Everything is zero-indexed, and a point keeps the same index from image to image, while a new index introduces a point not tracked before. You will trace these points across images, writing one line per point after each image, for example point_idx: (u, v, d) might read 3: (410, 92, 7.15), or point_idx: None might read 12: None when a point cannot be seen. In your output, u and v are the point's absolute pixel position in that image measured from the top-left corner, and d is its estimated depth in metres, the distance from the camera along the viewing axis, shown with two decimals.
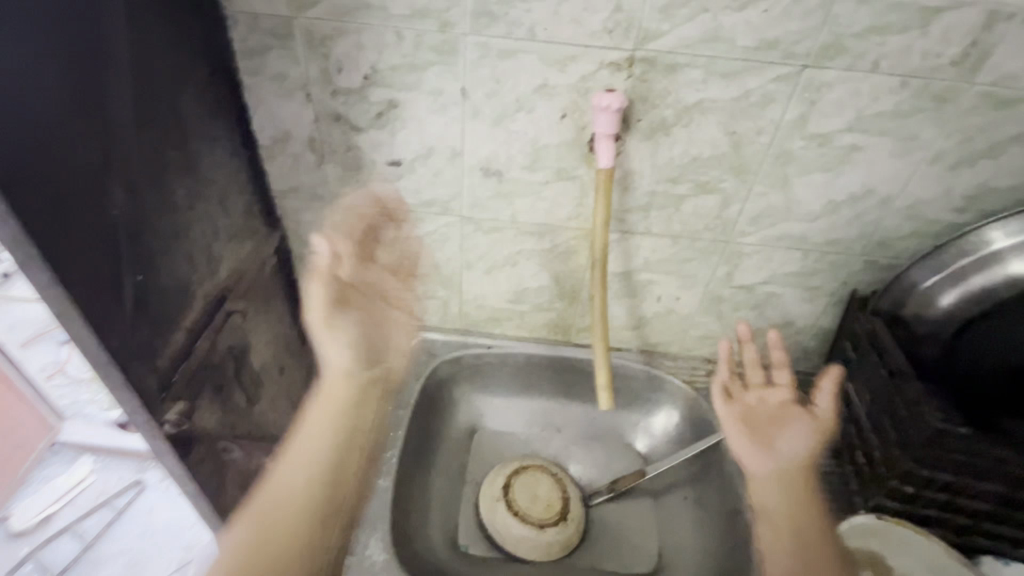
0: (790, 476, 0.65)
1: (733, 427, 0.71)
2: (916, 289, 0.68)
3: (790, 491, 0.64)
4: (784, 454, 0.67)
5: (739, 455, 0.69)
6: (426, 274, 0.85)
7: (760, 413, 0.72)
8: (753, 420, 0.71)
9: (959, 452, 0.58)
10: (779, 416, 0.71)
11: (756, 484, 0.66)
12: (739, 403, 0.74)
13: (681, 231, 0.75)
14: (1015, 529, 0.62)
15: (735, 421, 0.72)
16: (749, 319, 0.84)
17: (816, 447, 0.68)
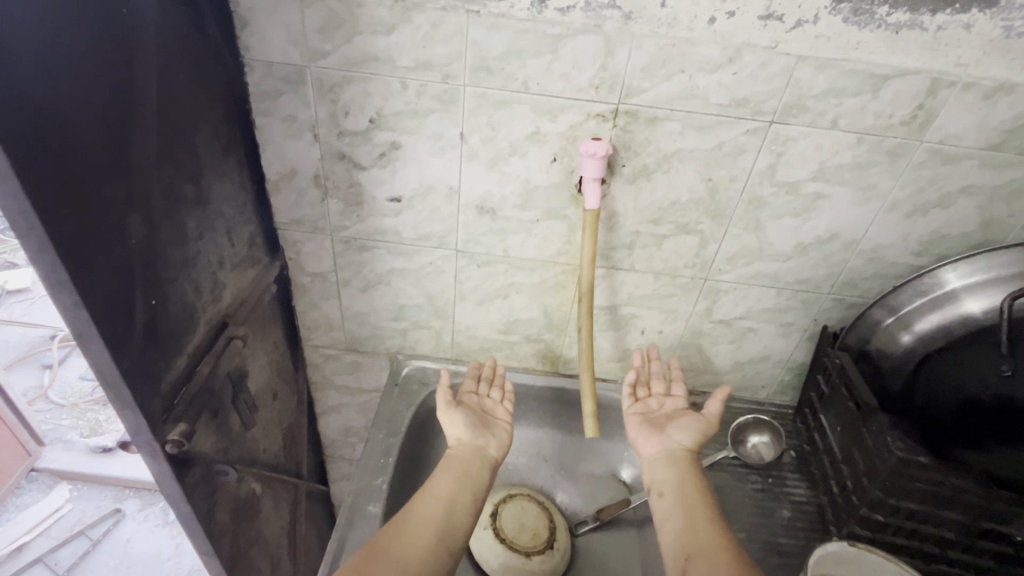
0: (677, 461, 0.69)
1: (632, 422, 0.77)
2: (879, 327, 0.74)
3: (674, 470, 0.68)
4: (671, 443, 0.71)
5: (637, 445, 0.74)
6: (420, 304, 0.88)
7: (656, 412, 0.78)
8: (651, 418, 0.77)
9: (920, 480, 0.62)
10: (671, 413, 0.76)
11: (649, 469, 0.70)
12: (641, 404, 0.80)
13: (663, 268, 0.79)
14: (978, 557, 0.65)
15: (635, 416, 0.78)
16: (728, 352, 0.89)
17: (702, 439, 0.71)
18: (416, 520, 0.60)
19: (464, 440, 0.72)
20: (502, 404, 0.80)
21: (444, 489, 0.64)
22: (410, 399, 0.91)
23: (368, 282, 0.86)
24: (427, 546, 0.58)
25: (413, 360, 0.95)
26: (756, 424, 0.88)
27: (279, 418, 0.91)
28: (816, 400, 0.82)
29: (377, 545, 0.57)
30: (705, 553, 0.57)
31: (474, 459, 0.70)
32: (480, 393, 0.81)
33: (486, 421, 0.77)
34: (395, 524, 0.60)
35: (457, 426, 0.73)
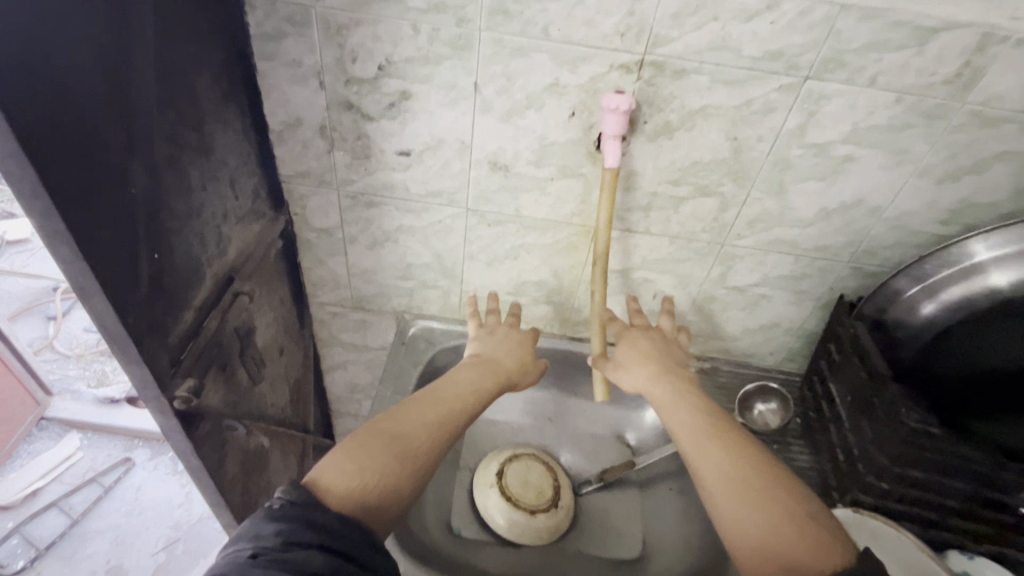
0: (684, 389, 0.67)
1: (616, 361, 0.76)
2: (899, 298, 0.72)
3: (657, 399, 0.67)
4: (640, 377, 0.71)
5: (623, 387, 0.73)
6: (428, 262, 0.87)
7: (641, 338, 0.76)
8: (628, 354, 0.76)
9: (930, 450, 0.61)
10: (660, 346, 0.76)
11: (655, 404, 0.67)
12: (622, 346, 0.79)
13: (679, 232, 0.77)
14: (980, 525, 0.66)
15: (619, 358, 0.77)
16: (740, 318, 0.88)
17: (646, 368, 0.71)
18: (448, 391, 0.62)
19: (489, 356, 0.71)
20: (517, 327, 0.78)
21: (467, 381, 0.64)
22: (417, 359, 0.90)
23: (376, 239, 0.84)
24: (440, 394, 0.61)
25: (420, 319, 0.94)
26: (762, 392, 0.87)
27: (285, 374, 0.91)
28: (826, 369, 0.82)
29: (362, 442, 0.52)
30: (711, 478, 0.54)
31: (492, 373, 0.68)
32: (491, 319, 0.78)
33: (504, 346, 0.74)
34: (398, 413, 0.57)
35: (483, 347, 0.73)
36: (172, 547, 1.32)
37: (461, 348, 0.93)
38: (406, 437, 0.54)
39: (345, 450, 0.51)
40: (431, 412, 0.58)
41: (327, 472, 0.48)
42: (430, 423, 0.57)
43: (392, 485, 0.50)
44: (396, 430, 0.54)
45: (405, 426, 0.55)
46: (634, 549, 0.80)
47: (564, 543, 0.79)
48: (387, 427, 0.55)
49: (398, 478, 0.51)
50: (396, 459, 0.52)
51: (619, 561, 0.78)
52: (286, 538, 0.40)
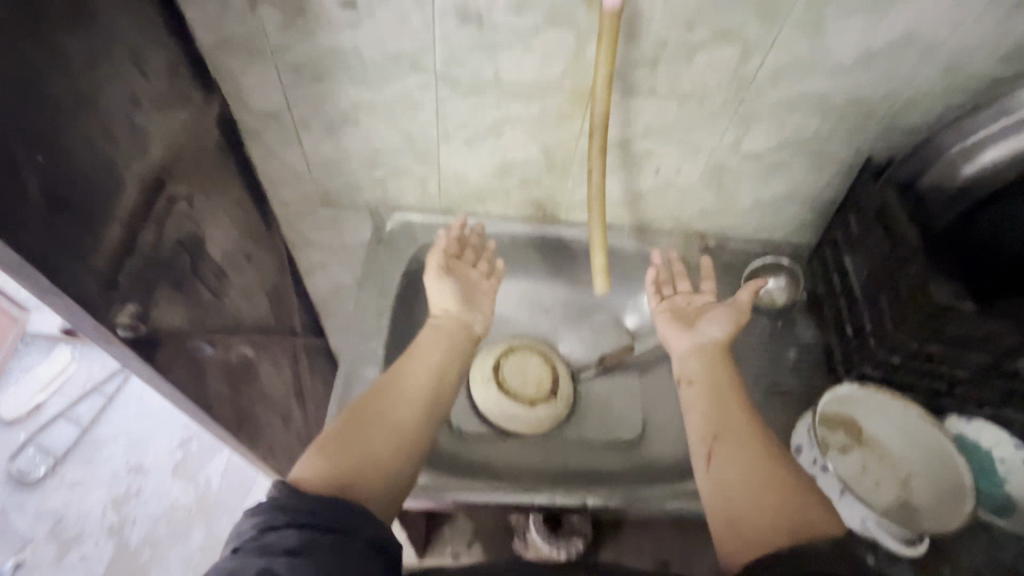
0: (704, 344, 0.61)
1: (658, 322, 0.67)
2: (938, 158, 0.63)
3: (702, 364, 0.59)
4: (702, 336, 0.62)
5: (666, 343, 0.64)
6: (398, 147, 0.75)
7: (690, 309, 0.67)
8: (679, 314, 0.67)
9: (954, 326, 0.57)
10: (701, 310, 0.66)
11: (677, 360, 0.62)
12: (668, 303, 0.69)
13: (690, 91, 0.65)
14: (986, 393, 0.65)
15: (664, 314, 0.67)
16: (752, 190, 0.79)
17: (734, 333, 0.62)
18: (425, 357, 0.56)
19: (457, 309, 0.64)
20: (488, 280, 0.69)
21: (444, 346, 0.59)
22: (399, 257, 0.82)
23: (332, 121, 0.71)
24: (413, 367, 0.55)
25: (397, 212, 0.85)
26: (772, 267, 0.82)
27: (259, 280, 0.84)
28: (841, 241, 0.75)
29: (348, 434, 0.48)
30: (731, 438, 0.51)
31: (465, 332, 0.62)
32: (466, 261, 0.70)
33: (472, 294, 0.67)
34: (377, 395, 0.52)
35: (450, 294, 0.64)
36: (186, 445, 1.37)
37: None
38: (393, 422, 0.50)
39: (334, 443, 0.47)
40: (412, 389, 0.53)
41: (311, 474, 0.44)
42: (416, 402, 0.52)
43: (396, 472, 0.48)
44: (381, 416, 0.50)
45: (392, 408, 0.51)
46: (634, 429, 0.80)
47: (565, 430, 0.79)
48: (373, 411, 0.50)
49: (401, 462, 0.48)
50: (392, 448, 0.48)
51: (619, 441, 0.78)
52: (264, 526, 0.38)
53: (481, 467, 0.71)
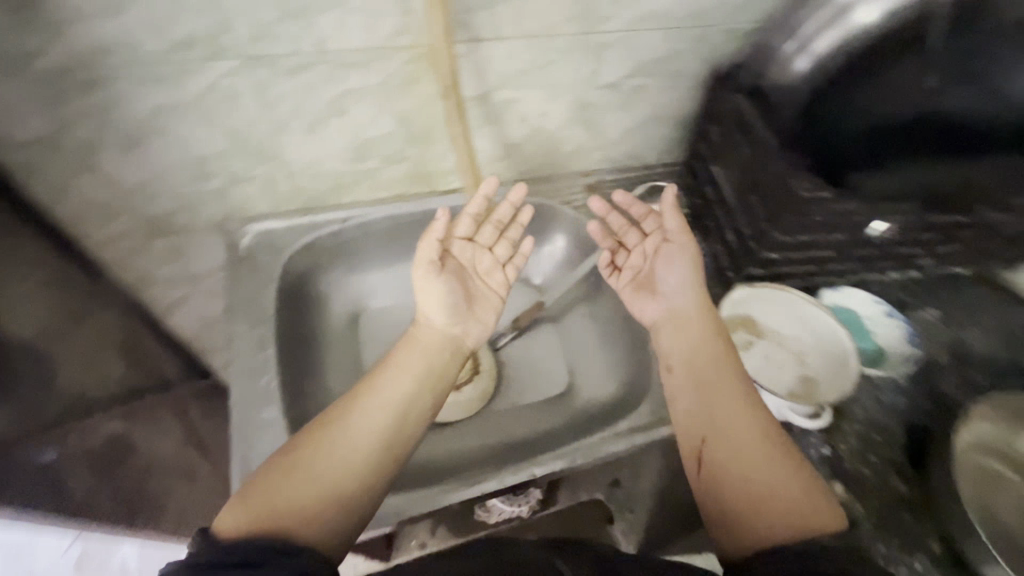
0: (676, 310, 0.60)
1: (625, 296, 0.66)
2: (775, 57, 0.65)
3: (685, 333, 0.58)
4: (670, 294, 0.62)
5: (642, 319, 0.64)
6: (227, 150, 0.63)
7: (647, 264, 0.66)
8: (642, 278, 0.66)
9: (818, 215, 0.61)
10: (655, 257, 0.65)
11: (654, 331, 0.62)
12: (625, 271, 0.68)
13: (536, 29, 0.61)
14: (847, 263, 0.72)
15: (629, 286, 0.66)
16: (619, 120, 0.78)
17: (696, 265, 0.61)
18: (389, 384, 0.49)
19: (445, 317, 0.57)
20: (504, 268, 0.65)
21: (415, 365, 0.52)
22: (268, 273, 0.72)
23: (130, 136, 0.58)
24: (376, 393, 0.49)
25: (251, 223, 0.74)
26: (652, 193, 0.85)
27: (101, 343, 0.70)
28: (707, 153, 0.77)
29: (277, 477, 0.43)
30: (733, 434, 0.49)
31: (445, 347, 0.55)
32: (482, 243, 0.65)
33: (474, 292, 0.61)
34: (327, 426, 0.46)
35: (443, 296, 0.57)
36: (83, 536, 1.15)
37: (317, 243, 0.75)
38: (343, 459, 0.45)
39: (259, 486, 0.43)
40: (368, 418, 0.47)
41: (233, 518, 0.40)
42: (372, 433, 0.46)
43: (339, 514, 0.43)
44: (329, 449, 0.45)
45: (336, 446, 0.45)
46: (562, 382, 0.80)
47: (497, 403, 0.77)
48: (310, 449, 0.45)
49: (347, 502, 0.43)
50: (335, 485, 0.43)
51: (551, 398, 0.78)
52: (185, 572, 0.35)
53: (421, 471, 0.68)
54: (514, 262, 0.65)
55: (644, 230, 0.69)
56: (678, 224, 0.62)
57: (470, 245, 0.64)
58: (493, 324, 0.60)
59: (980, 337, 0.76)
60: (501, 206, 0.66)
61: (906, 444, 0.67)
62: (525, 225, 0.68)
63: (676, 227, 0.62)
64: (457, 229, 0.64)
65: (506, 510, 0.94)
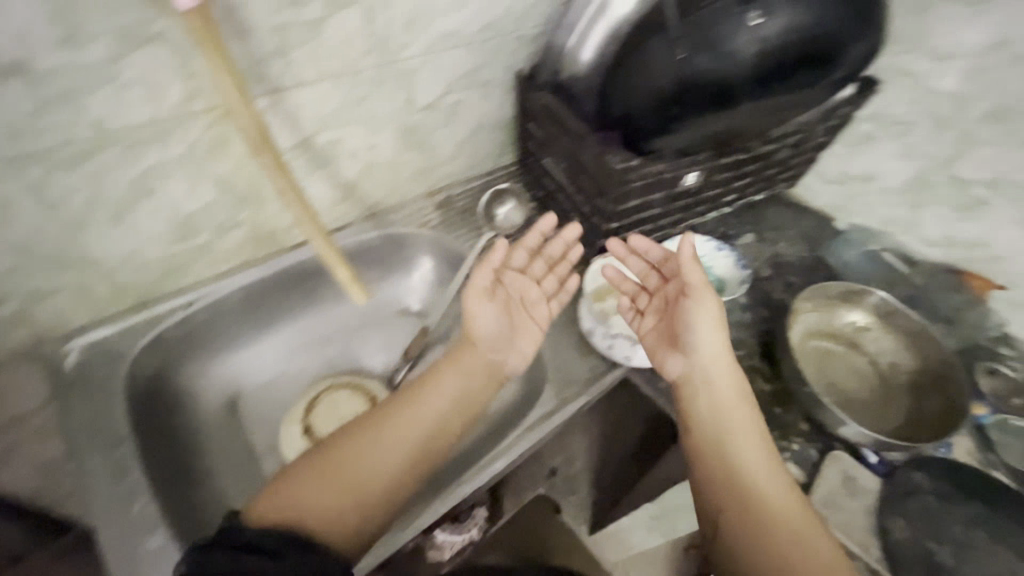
0: (700, 371, 0.63)
1: (648, 341, 0.69)
2: (563, 51, 0.71)
3: (715, 384, 0.62)
4: (691, 349, 0.64)
5: (662, 366, 0.67)
6: (14, 266, 0.54)
7: (665, 313, 0.68)
8: (661, 326, 0.68)
9: (636, 180, 0.68)
10: (675, 308, 0.67)
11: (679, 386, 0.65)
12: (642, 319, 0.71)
13: (337, 68, 0.60)
14: (674, 214, 0.82)
15: (654, 332, 0.69)
16: (447, 136, 0.80)
17: (717, 320, 0.63)
18: (419, 408, 0.62)
19: (487, 341, 0.67)
20: (548, 301, 0.73)
21: (443, 398, 0.63)
22: (108, 387, 0.63)
23: None
24: (409, 414, 0.61)
25: (74, 337, 0.65)
26: (497, 198, 0.85)
27: None
28: (535, 147, 0.83)
29: (314, 477, 0.55)
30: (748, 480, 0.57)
31: (483, 375, 0.66)
32: (532, 273, 0.73)
33: (518, 316, 0.71)
34: (365, 439, 0.58)
35: (491, 319, 0.67)
36: None
37: (162, 337, 0.68)
38: (373, 472, 0.57)
39: (295, 484, 0.54)
40: (397, 438, 0.59)
41: (270, 510, 0.52)
42: (399, 453, 0.59)
43: (361, 520, 0.55)
44: (363, 460, 0.57)
45: (366, 457, 0.57)
46: None
47: None
48: (344, 456, 0.57)
49: (361, 510, 0.55)
50: (362, 493, 0.55)
51: None
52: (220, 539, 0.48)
53: None
54: (564, 288, 0.74)
55: (663, 272, 0.71)
56: (698, 277, 0.63)
57: (514, 275, 0.72)
58: (530, 353, 0.69)
59: (787, 247, 0.91)
60: (552, 244, 0.75)
61: (762, 351, 0.77)
62: (575, 263, 0.75)
63: (694, 279, 0.63)
64: (510, 261, 0.73)
65: (458, 541, 0.93)
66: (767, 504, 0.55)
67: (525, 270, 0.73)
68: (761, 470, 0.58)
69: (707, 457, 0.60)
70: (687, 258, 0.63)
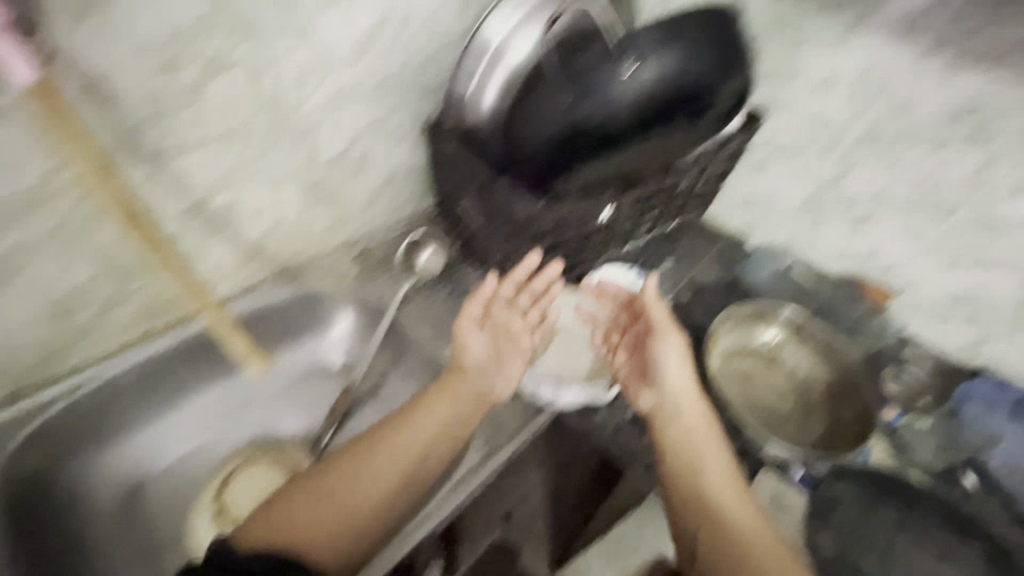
0: (669, 402, 0.67)
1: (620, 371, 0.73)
2: (466, 99, 0.72)
3: (686, 407, 0.66)
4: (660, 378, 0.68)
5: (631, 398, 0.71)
6: None
7: (635, 348, 0.73)
8: (632, 360, 0.73)
9: (548, 220, 0.68)
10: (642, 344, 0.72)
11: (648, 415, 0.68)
12: (614, 355, 0.75)
13: (225, 128, 0.58)
14: (594, 249, 0.82)
15: (626, 364, 0.73)
16: (359, 187, 0.78)
17: (683, 355, 0.68)
18: (412, 433, 0.63)
19: (475, 368, 0.70)
20: (533, 333, 0.74)
21: (434, 423, 0.64)
22: None
23: None
24: (400, 441, 0.62)
25: None
26: (416, 244, 0.83)
27: None
28: (451, 191, 0.82)
29: (310, 499, 0.58)
30: (711, 493, 0.61)
31: (473, 402, 0.67)
32: (518, 306, 0.75)
33: (506, 346, 0.72)
34: (357, 464, 0.61)
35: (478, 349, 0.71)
36: None
37: (41, 430, 0.61)
38: (363, 497, 0.59)
39: (290, 506, 0.58)
40: (387, 464, 0.61)
41: (263, 529, 0.56)
42: (390, 479, 0.60)
43: (350, 545, 0.57)
44: (354, 484, 0.59)
45: (358, 482, 0.59)
46: None
47: None
48: (340, 481, 0.60)
49: (351, 533, 0.57)
50: (352, 518, 0.58)
51: None
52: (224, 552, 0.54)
53: None
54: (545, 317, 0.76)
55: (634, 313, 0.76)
56: (665, 314, 0.70)
57: (501, 309, 0.74)
58: (518, 378, 0.70)
59: (703, 271, 0.95)
60: (538, 280, 0.76)
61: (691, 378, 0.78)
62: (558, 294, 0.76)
63: (662, 317, 0.70)
64: (499, 292, 0.74)
65: None
66: (734, 526, 0.59)
67: (514, 299, 0.75)
68: (727, 486, 0.62)
69: (677, 467, 0.63)
70: (652, 299, 0.70)
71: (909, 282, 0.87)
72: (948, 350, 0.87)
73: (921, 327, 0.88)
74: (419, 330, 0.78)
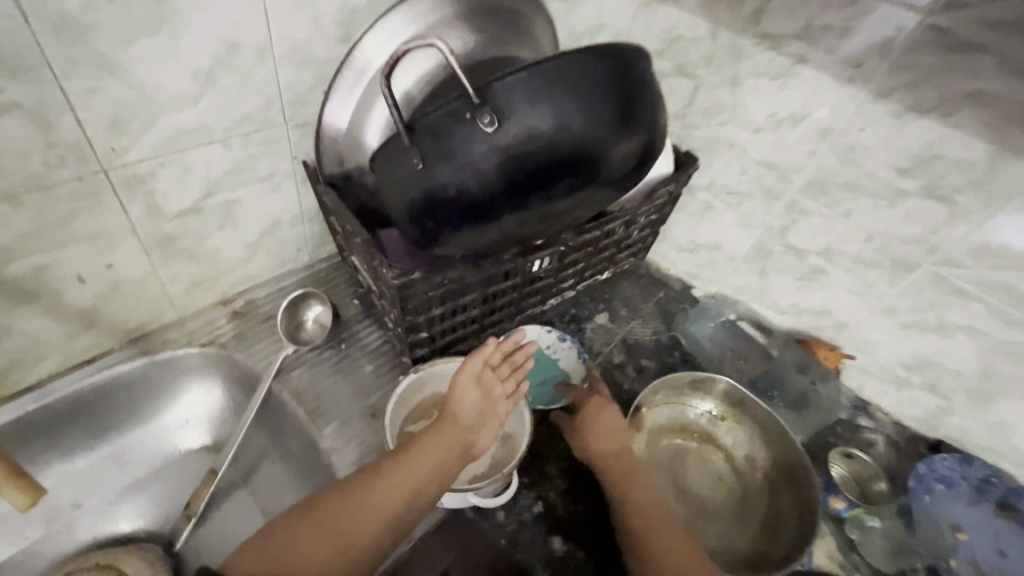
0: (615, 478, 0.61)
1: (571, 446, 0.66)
2: (342, 137, 0.60)
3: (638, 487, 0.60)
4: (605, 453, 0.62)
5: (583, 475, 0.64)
6: None
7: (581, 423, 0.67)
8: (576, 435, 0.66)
9: (424, 293, 0.57)
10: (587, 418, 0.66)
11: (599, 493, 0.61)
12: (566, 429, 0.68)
13: (11, 187, 0.47)
14: (504, 311, 0.71)
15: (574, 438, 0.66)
16: (229, 239, 0.67)
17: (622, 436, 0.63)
18: (409, 466, 0.56)
19: (468, 418, 0.61)
20: (509, 401, 0.64)
21: (428, 460, 0.57)
22: None
23: None
24: (398, 478, 0.55)
25: None
26: (304, 298, 0.72)
27: None
28: (342, 241, 0.71)
29: (299, 528, 0.52)
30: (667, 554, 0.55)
31: (462, 450, 0.59)
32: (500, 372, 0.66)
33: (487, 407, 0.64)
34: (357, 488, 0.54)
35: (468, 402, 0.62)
36: None
37: None
38: (360, 523, 0.52)
39: (272, 536, 0.52)
40: (384, 501, 0.53)
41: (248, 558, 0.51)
42: (388, 506, 0.53)
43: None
44: (348, 520, 0.52)
45: (349, 512, 0.53)
46: None
47: None
48: (333, 508, 0.53)
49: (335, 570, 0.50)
50: (347, 550, 0.51)
51: None
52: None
53: None
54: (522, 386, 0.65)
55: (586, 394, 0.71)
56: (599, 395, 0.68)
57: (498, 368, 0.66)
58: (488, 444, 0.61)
59: (639, 325, 0.86)
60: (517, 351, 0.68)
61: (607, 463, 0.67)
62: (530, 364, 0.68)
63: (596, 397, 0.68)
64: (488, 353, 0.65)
65: None
66: None
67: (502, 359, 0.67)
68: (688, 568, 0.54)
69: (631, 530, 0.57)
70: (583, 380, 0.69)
71: (864, 341, 0.75)
72: (907, 422, 0.78)
73: (877, 395, 0.78)
74: (295, 408, 0.66)
